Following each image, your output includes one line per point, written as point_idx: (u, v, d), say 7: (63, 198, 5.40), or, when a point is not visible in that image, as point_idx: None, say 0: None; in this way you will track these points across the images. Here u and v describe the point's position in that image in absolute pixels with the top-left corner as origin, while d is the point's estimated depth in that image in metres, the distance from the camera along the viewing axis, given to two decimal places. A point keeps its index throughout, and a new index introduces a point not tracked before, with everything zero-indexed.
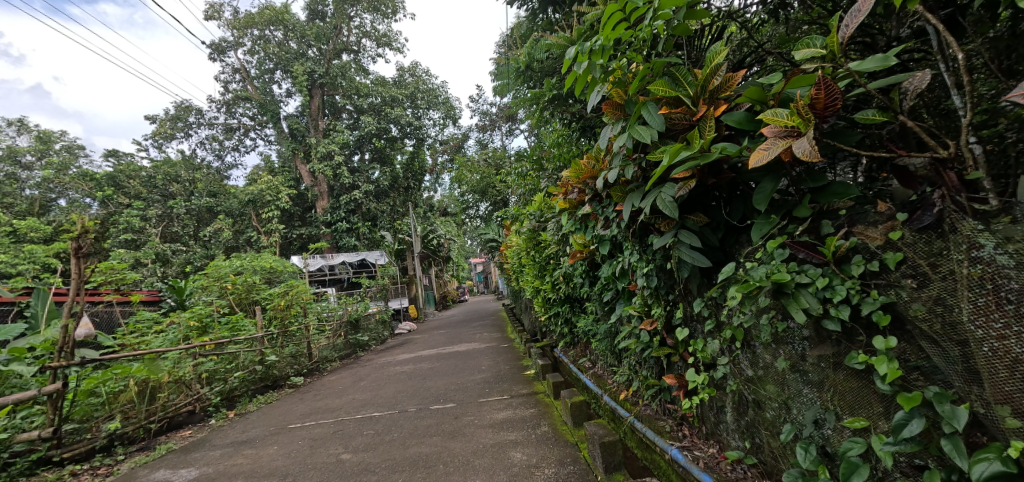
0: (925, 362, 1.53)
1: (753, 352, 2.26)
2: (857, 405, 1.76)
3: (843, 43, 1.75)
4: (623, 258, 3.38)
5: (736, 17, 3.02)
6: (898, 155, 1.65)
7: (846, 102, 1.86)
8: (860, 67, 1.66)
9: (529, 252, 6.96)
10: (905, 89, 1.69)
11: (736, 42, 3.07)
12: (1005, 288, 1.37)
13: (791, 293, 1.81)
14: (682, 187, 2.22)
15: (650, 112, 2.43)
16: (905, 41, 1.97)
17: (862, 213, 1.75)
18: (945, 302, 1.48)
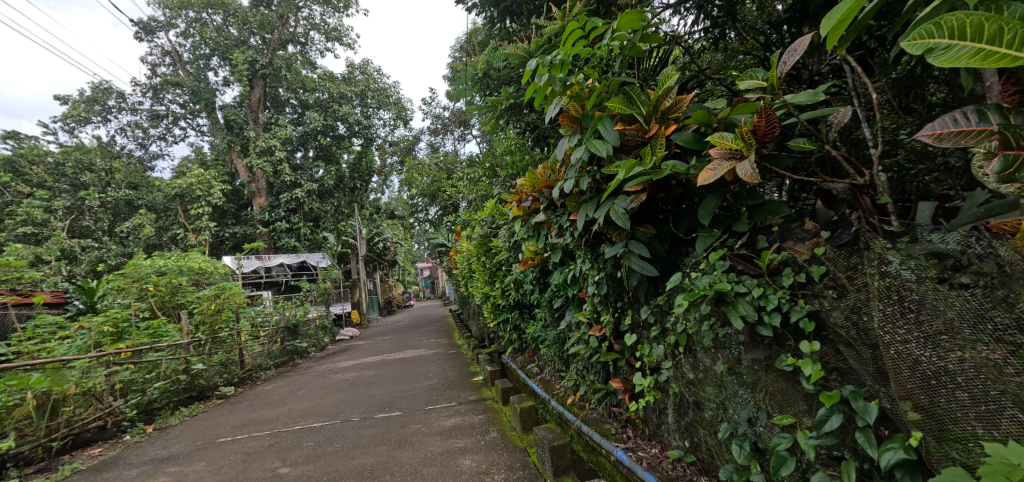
0: (842, 363, 1.72)
1: (694, 356, 2.42)
2: (785, 404, 1.93)
3: (782, 77, 1.92)
4: (575, 266, 3.50)
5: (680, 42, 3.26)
6: (823, 180, 1.82)
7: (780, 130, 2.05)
8: (795, 100, 1.83)
9: (479, 258, 7.00)
10: (830, 122, 1.89)
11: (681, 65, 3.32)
12: (908, 298, 1.52)
13: (731, 301, 1.97)
14: (634, 200, 2.35)
15: (606, 128, 2.56)
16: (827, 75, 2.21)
17: (791, 229, 1.93)
18: (860, 309, 1.64)
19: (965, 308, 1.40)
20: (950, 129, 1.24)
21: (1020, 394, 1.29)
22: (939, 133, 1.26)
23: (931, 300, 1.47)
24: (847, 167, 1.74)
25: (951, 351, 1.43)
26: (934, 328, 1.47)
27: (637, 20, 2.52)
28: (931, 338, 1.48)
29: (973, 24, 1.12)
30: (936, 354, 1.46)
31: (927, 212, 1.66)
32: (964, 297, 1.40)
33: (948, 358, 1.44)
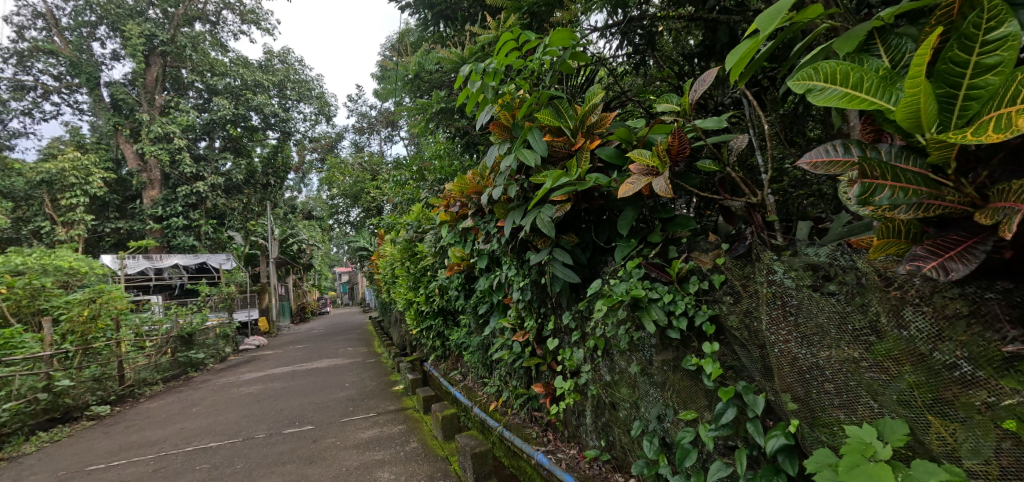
0: (737, 362, 1.92)
1: (611, 359, 2.57)
2: (689, 400, 2.11)
3: (693, 103, 2.12)
4: (500, 272, 3.56)
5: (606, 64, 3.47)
6: (724, 198, 2.04)
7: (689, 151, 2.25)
8: (704, 125, 2.03)
9: (403, 263, 6.83)
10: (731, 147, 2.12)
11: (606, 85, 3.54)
12: (789, 303, 1.65)
13: (644, 306, 2.12)
14: (559, 209, 2.46)
15: (535, 138, 2.66)
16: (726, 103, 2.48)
17: (698, 241, 2.12)
18: (751, 313, 1.82)
19: (830, 310, 1.53)
20: (824, 158, 1.41)
21: (872, 385, 1.44)
22: (815, 161, 1.42)
23: (808, 304, 1.59)
24: (744, 187, 1.95)
25: (819, 349, 1.57)
26: (809, 330, 1.59)
27: (568, 38, 2.65)
28: (806, 338, 1.61)
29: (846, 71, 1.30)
30: (810, 352, 1.60)
31: (804, 231, 1.86)
32: (831, 301, 1.53)
33: (817, 354, 1.58)
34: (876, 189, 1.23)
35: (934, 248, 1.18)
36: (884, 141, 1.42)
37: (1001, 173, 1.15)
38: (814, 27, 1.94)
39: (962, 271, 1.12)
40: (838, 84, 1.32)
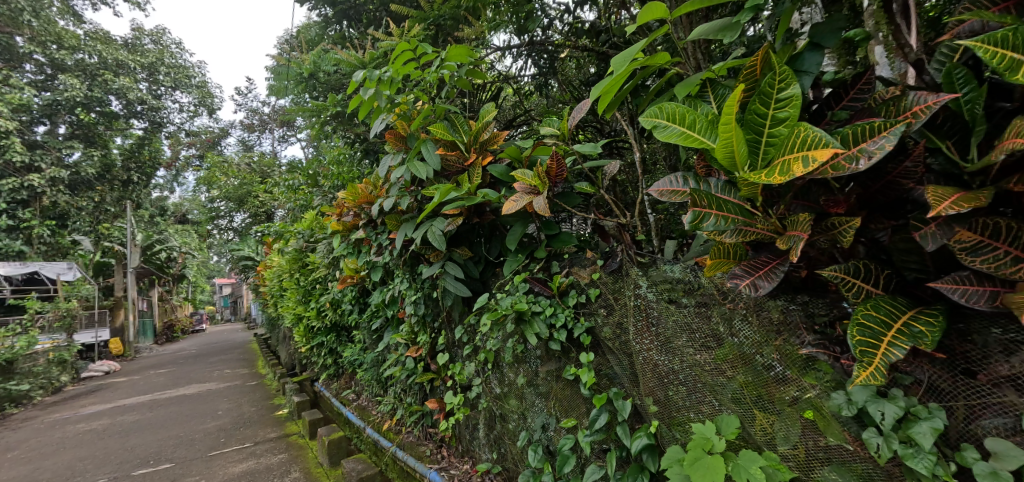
0: (610, 370, 2.06)
1: (501, 372, 2.61)
2: (570, 409, 2.21)
3: (571, 129, 2.23)
4: (393, 286, 3.45)
5: (512, 82, 3.54)
6: (599, 218, 2.17)
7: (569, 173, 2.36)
8: (581, 149, 2.07)
9: (292, 275, 6.32)
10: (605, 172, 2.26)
11: (511, 103, 3.64)
12: (651, 314, 1.79)
13: (528, 320, 2.20)
14: (451, 223, 2.48)
15: (428, 150, 2.65)
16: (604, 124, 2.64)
17: (579, 257, 2.26)
18: (620, 325, 1.96)
19: (680, 321, 1.68)
20: (670, 189, 1.48)
21: (713, 387, 1.58)
22: (663, 191, 1.50)
23: (665, 315, 1.74)
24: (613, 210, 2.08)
25: (673, 355, 1.71)
26: (666, 338, 1.74)
27: (464, 55, 2.70)
28: (664, 346, 1.75)
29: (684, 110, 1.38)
30: (667, 358, 1.73)
31: (672, 248, 1.99)
32: (682, 312, 1.69)
33: (672, 359, 1.72)
34: (704, 216, 1.37)
35: (748, 268, 1.33)
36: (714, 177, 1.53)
37: (794, 208, 1.29)
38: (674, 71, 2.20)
39: (768, 287, 1.27)
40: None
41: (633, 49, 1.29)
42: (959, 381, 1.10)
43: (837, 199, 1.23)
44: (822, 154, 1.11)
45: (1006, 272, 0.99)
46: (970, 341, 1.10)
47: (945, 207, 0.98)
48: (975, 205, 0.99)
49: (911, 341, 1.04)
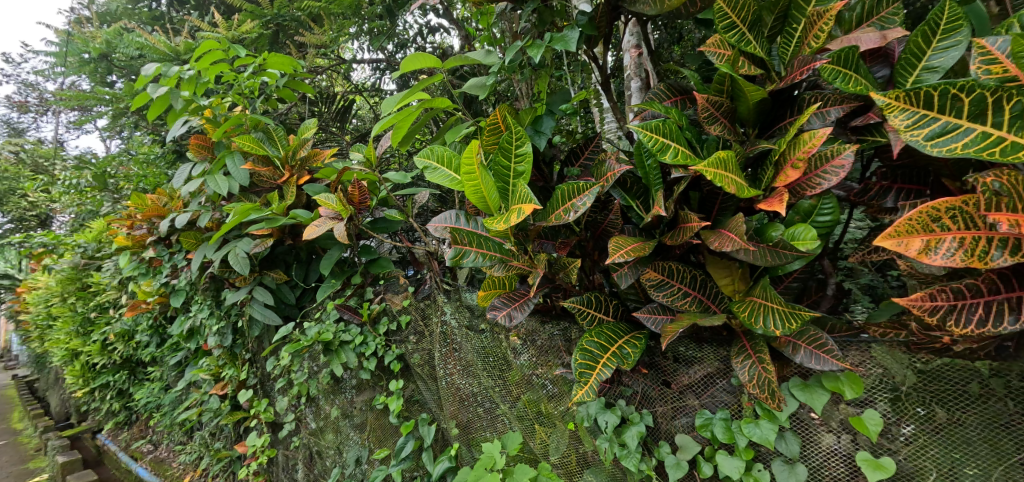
0: (422, 396, 2.04)
1: (316, 405, 2.38)
2: (385, 438, 2.13)
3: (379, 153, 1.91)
4: (193, 313, 2.95)
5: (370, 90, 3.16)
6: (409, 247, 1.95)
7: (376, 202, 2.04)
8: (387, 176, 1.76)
9: (66, 298, 4.99)
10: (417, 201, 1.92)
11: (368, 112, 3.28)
12: (455, 341, 1.83)
13: (336, 350, 2.08)
14: (257, 245, 2.26)
15: (235, 164, 2.39)
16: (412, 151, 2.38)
17: (393, 284, 2.19)
18: (430, 352, 1.95)
19: (477, 347, 1.74)
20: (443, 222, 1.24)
21: (507, 408, 1.66)
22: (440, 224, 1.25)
23: (467, 341, 1.78)
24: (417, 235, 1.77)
25: (474, 379, 1.77)
26: (466, 362, 1.79)
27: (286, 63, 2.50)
28: (465, 369, 1.80)
29: (446, 153, 1.19)
30: (468, 382, 1.79)
31: None
32: (479, 338, 1.74)
33: (472, 383, 1.77)
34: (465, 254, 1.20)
35: (507, 299, 1.21)
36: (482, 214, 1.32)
37: (543, 245, 1.19)
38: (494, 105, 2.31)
39: (521, 317, 1.16)
40: (446, 166, 1.19)
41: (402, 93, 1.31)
42: (663, 391, 1.17)
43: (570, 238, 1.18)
44: (526, 209, 0.98)
45: (682, 305, 1.02)
46: (666, 357, 1.16)
47: (615, 255, 0.96)
48: (643, 255, 0.98)
49: (617, 362, 1.06)
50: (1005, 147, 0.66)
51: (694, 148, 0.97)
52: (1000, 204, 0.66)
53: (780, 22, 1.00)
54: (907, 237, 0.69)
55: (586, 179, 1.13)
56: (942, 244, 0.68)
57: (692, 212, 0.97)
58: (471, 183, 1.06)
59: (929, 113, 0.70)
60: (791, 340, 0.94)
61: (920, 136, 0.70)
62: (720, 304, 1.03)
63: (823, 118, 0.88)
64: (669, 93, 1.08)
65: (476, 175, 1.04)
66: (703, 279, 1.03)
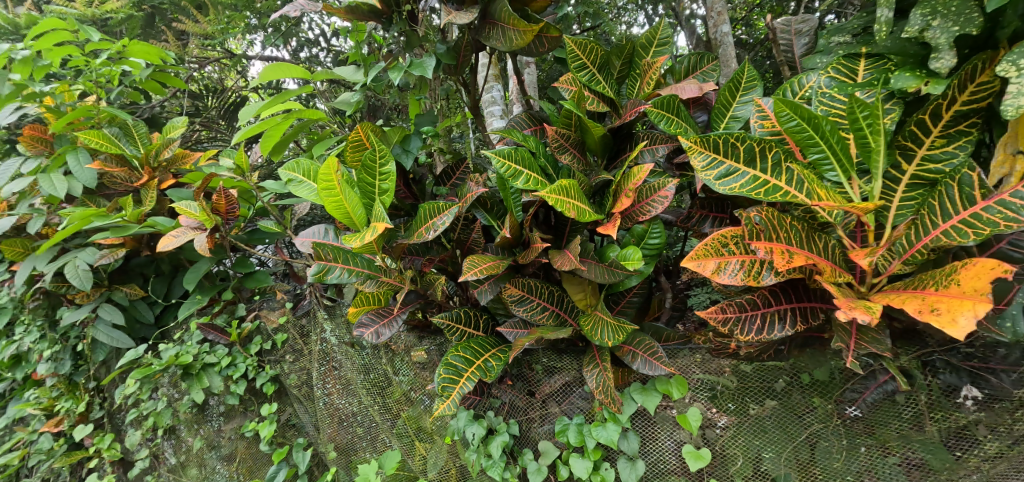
0: (299, 419, 1.79)
1: (177, 438, 1.98)
2: (255, 469, 1.84)
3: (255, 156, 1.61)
4: (19, 336, 2.46)
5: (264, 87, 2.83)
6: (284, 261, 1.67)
7: (249, 213, 1.75)
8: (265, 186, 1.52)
9: None
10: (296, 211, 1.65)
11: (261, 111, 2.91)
12: (334, 358, 1.60)
13: (196, 374, 1.69)
14: (103, 257, 1.94)
15: (77, 161, 2.00)
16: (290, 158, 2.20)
17: (269, 300, 1.81)
18: (308, 372, 1.66)
19: (359, 364, 1.54)
20: (308, 238, 1.24)
21: (398, 428, 1.49)
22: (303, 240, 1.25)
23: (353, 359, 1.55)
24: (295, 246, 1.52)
25: (356, 399, 1.58)
26: (348, 380, 1.58)
27: (152, 52, 2.13)
28: (346, 388, 1.59)
29: (311, 168, 1.18)
30: (348, 401, 1.59)
31: None
32: (361, 355, 1.54)
33: (352, 402, 1.58)
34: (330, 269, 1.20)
35: (375, 315, 1.22)
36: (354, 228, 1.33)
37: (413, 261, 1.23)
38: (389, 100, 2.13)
39: (388, 333, 1.20)
40: (311, 180, 1.18)
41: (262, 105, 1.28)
42: (529, 401, 1.24)
43: (437, 255, 1.24)
44: (379, 227, 1.02)
45: (539, 319, 1.13)
46: (532, 368, 1.24)
47: (468, 274, 1.02)
48: (496, 273, 1.06)
49: (479, 375, 1.14)
50: (764, 189, 0.85)
51: (547, 174, 1.10)
52: (761, 234, 0.84)
53: (626, 66, 1.15)
54: (704, 258, 0.84)
55: (451, 199, 1.19)
56: (727, 266, 0.84)
57: (540, 234, 1.07)
58: (332, 201, 1.07)
59: (717, 157, 0.87)
60: (630, 350, 1.07)
61: (711, 175, 0.87)
62: (574, 316, 1.16)
63: (652, 155, 1.05)
64: (530, 121, 1.20)
65: (335, 193, 1.06)
66: (559, 295, 1.15)
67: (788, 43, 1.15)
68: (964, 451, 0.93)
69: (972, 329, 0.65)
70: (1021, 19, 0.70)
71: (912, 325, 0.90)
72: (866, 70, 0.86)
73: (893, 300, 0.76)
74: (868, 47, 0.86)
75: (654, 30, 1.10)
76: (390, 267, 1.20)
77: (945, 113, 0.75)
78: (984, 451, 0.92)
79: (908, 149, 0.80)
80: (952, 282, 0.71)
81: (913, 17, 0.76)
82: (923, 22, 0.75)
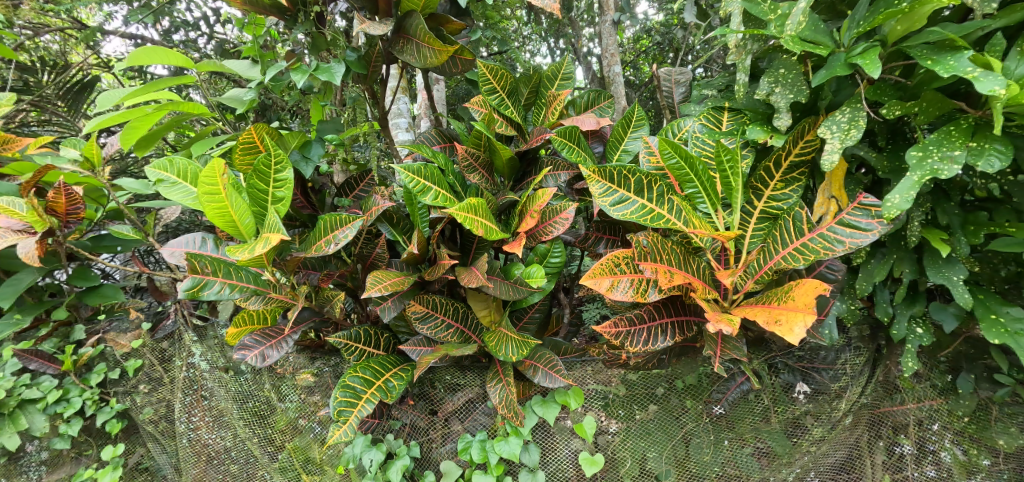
0: (153, 461, 1.53)
1: None
2: None
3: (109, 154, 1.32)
4: None
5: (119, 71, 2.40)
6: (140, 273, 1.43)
7: (98, 215, 1.46)
8: (120, 185, 1.34)
9: None
10: (160, 216, 1.45)
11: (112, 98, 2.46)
12: (204, 387, 1.41)
13: (8, 414, 1.35)
14: None
15: None
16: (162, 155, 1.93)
17: (121, 320, 1.52)
18: (171, 404, 1.44)
19: (235, 392, 1.37)
20: (183, 249, 1.08)
21: (280, 465, 1.35)
22: (175, 251, 1.08)
23: (227, 388, 1.37)
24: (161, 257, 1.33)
25: (230, 432, 1.39)
26: (221, 411, 1.40)
27: None
28: (217, 420, 1.41)
29: (189, 168, 1.04)
30: (221, 435, 1.40)
31: None
32: (238, 381, 1.38)
33: (226, 436, 1.40)
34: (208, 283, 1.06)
35: (261, 336, 1.12)
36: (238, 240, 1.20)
37: (308, 276, 1.15)
38: (282, 103, 1.98)
39: (276, 356, 1.09)
40: (188, 181, 1.04)
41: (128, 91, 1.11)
42: (431, 420, 1.22)
43: (336, 270, 1.17)
44: (272, 239, 0.93)
45: (444, 336, 1.13)
46: (435, 387, 1.22)
47: (371, 290, 0.99)
48: (401, 289, 1.04)
49: (380, 396, 1.10)
50: (650, 216, 0.96)
51: (456, 192, 1.11)
52: (648, 256, 0.94)
53: (534, 95, 1.23)
54: (600, 277, 0.92)
55: (355, 211, 1.14)
56: (619, 284, 0.94)
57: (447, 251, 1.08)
58: (214, 208, 0.96)
59: (613, 185, 0.96)
60: (532, 364, 1.12)
61: (606, 201, 0.96)
62: (478, 333, 1.18)
63: (555, 180, 1.12)
64: (440, 138, 1.21)
65: (220, 199, 0.95)
66: (463, 312, 1.16)
67: (668, 90, 1.32)
68: (798, 437, 1.13)
69: (803, 335, 0.80)
70: (833, 95, 0.90)
71: (763, 336, 1.06)
72: (728, 121, 1.03)
73: (749, 313, 0.91)
74: (730, 103, 1.02)
75: (559, 65, 1.19)
76: (281, 283, 1.10)
77: (783, 162, 0.93)
78: (812, 435, 1.13)
79: (758, 189, 0.96)
80: (789, 297, 0.87)
81: (762, 83, 0.92)
82: (769, 87, 0.92)
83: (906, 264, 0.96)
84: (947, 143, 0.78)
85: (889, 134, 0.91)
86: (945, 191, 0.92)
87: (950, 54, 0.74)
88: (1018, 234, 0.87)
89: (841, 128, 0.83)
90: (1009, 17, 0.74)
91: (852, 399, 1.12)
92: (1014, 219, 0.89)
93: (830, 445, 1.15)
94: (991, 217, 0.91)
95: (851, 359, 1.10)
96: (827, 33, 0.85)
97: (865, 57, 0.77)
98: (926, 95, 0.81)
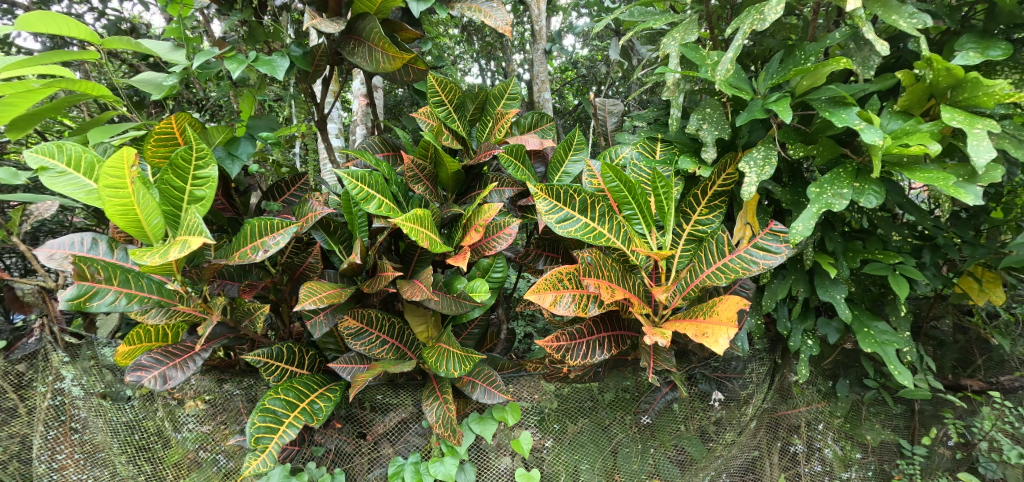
0: None
1: None
2: None
3: None
4: None
5: None
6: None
7: None
8: None
9: None
10: (28, 213, 1.24)
11: None
12: (76, 417, 1.18)
13: None
14: None
15: None
16: (29, 144, 1.63)
17: None
18: (27, 439, 1.18)
19: (117, 423, 1.17)
20: (66, 251, 0.92)
21: None
22: (55, 253, 0.91)
23: (107, 417, 1.17)
24: (32, 260, 1.19)
25: (108, 471, 1.17)
26: (96, 445, 1.18)
27: None
28: (91, 458, 1.19)
29: (83, 156, 0.89)
30: (93, 476, 1.18)
31: None
32: (122, 410, 1.18)
33: (101, 476, 1.17)
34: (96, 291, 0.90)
35: (162, 354, 0.97)
36: (137, 244, 1.05)
37: (224, 287, 1.03)
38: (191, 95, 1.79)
39: (179, 377, 0.95)
40: (78, 171, 0.88)
41: (10, 63, 0.97)
42: (358, 444, 1.15)
43: (259, 281, 1.07)
44: (192, 243, 0.82)
45: (378, 353, 1.07)
46: (364, 408, 1.15)
47: (306, 302, 0.91)
48: (337, 302, 0.98)
49: (305, 419, 1.00)
50: (592, 234, 1.00)
51: (399, 202, 1.08)
52: (590, 271, 0.98)
53: (479, 111, 1.24)
54: (543, 292, 0.94)
55: (286, 217, 1.07)
56: (563, 299, 0.96)
57: (389, 262, 1.03)
58: (117, 205, 0.82)
59: (559, 203, 0.99)
60: (470, 380, 1.09)
61: (552, 218, 0.98)
62: (414, 349, 1.13)
63: (499, 195, 1.13)
64: (383, 147, 1.19)
65: (125, 195, 0.82)
66: (400, 327, 1.11)
67: (603, 119, 1.41)
68: (712, 442, 1.24)
69: (727, 346, 0.87)
70: (748, 135, 1.05)
71: (686, 349, 1.16)
72: (660, 151, 1.14)
73: (679, 328, 0.97)
74: (662, 135, 1.14)
75: (506, 86, 1.22)
76: (189, 294, 0.97)
77: (709, 191, 1.05)
78: (724, 439, 1.24)
79: (687, 214, 1.07)
80: (714, 312, 0.94)
81: (692, 119, 1.03)
82: (698, 124, 1.03)
83: (801, 284, 1.11)
84: (838, 182, 0.92)
85: (790, 173, 1.07)
86: (831, 222, 1.09)
87: (842, 108, 0.89)
88: (885, 260, 1.05)
89: (757, 164, 0.95)
90: (882, 83, 0.93)
91: (757, 405, 1.25)
92: (880, 248, 1.08)
93: (738, 448, 1.26)
94: (864, 245, 1.11)
95: (757, 369, 1.24)
96: (747, 81, 0.98)
97: (778, 104, 0.89)
98: (820, 141, 0.97)
